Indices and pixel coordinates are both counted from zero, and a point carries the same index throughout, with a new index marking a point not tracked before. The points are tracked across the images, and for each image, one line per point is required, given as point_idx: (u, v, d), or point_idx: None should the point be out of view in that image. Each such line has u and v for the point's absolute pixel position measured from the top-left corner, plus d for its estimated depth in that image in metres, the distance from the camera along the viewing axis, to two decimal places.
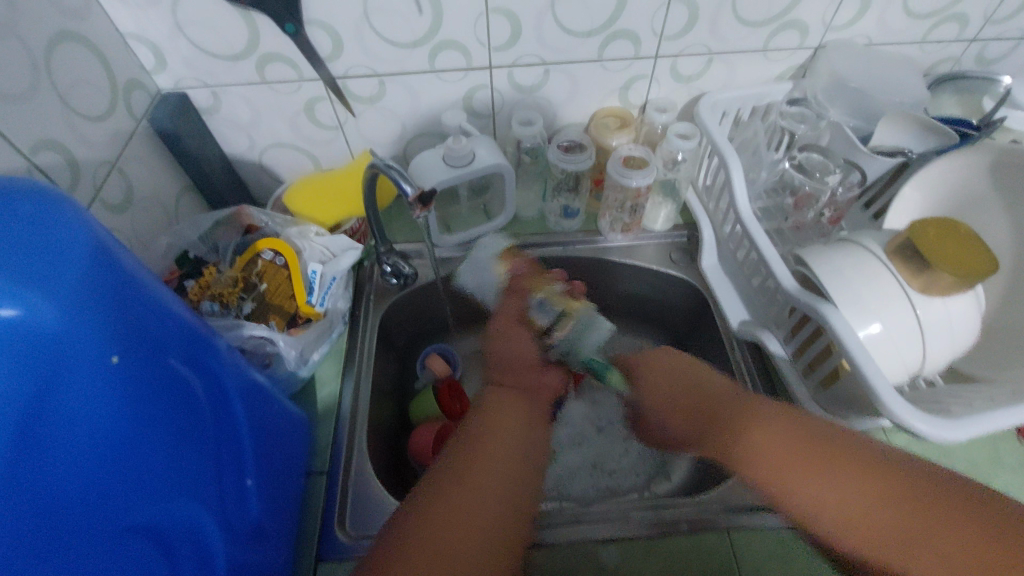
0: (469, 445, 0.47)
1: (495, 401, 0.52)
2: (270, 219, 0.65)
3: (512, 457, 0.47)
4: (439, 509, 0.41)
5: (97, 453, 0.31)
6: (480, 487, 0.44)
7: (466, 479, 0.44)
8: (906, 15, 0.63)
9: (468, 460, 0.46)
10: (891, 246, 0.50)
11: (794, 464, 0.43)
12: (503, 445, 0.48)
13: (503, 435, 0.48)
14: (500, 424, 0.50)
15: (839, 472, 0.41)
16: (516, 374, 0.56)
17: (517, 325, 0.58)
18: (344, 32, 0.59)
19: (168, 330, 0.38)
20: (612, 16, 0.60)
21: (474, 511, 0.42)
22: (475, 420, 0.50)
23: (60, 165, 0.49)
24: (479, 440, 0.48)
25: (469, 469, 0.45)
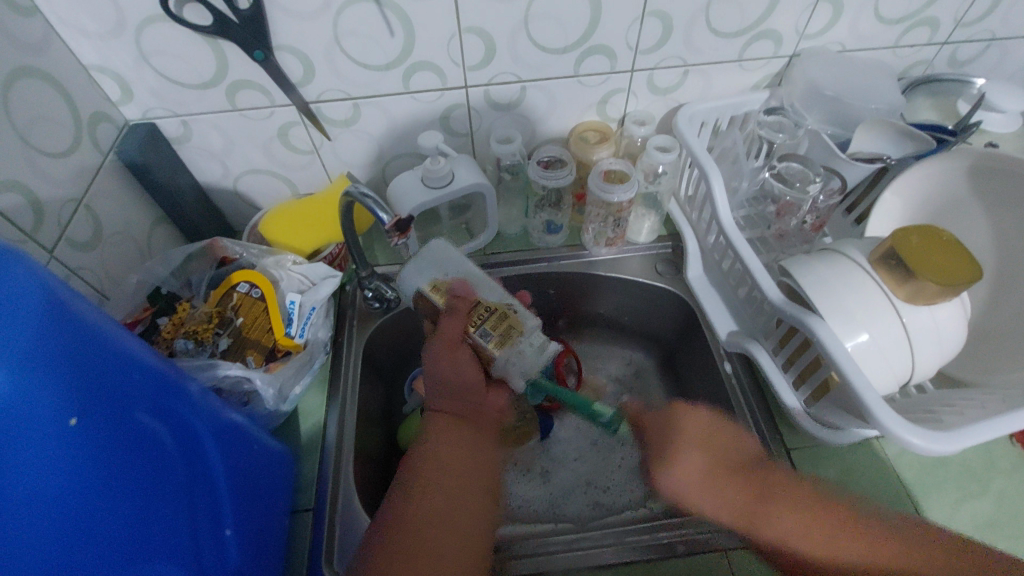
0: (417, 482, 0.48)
1: (440, 434, 0.52)
2: (243, 250, 0.64)
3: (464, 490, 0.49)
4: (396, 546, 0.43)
5: (55, 519, 0.29)
6: (434, 524, 0.45)
7: (417, 518, 0.46)
8: (878, 20, 0.63)
9: (416, 501, 0.47)
10: (873, 255, 0.50)
11: (791, 528, 0.47)
12: (453, 476, 0.49)
13: (451, 473, 0.49)
14: (448, 455, 0.50)
15: (840, 533, 0.45)
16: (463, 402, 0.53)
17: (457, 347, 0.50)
18: (315, 57, 0.58)
19: (129, 381, 0.36)
20: (587, 32, 0.60)
21: (431, 544, 0.44)
22: (418, 456, 0.50)
23: (21, 206, 0.47)
24: (430, 477, 0.49)
25: (426, 510, 0.46)
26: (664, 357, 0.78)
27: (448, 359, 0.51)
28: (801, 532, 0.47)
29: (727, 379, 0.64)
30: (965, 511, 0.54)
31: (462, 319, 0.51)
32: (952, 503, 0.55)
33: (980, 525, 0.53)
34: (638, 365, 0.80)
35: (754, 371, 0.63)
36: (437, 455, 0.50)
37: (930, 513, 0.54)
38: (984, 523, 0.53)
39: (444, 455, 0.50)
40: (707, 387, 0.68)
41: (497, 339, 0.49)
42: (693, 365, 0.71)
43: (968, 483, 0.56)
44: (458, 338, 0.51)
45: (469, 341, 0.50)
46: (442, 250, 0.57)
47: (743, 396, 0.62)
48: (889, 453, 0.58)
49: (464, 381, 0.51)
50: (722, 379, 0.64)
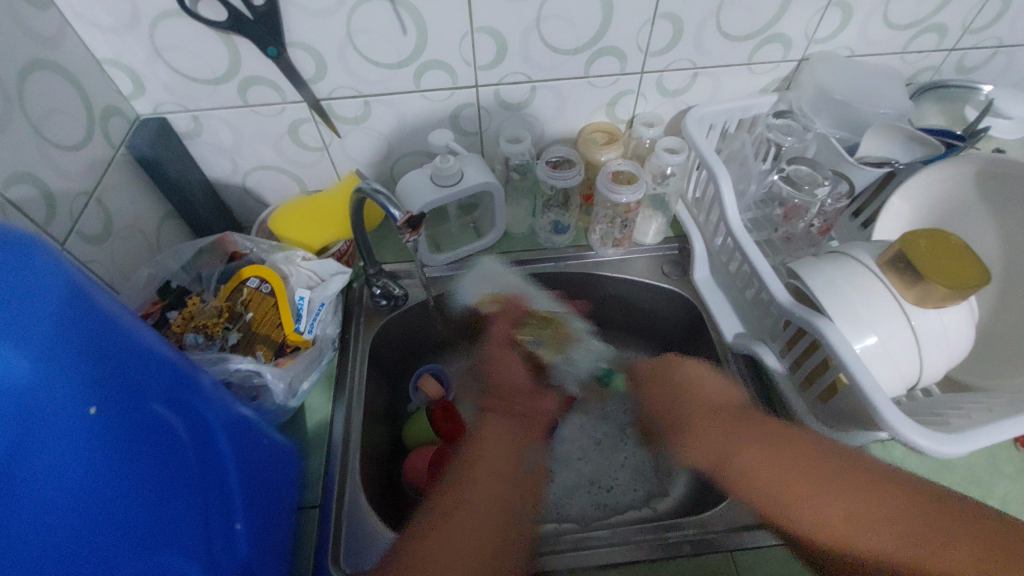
0: (464, 467, 0.52)
1: (489, 428, 0.57)
2: (254, 245, 0.64)
3: (503, 477, 0.51)
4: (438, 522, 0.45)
5: (71, 506, 0.29)
6: (479, 502, 0.48)
7: (464, 496, 0.48)
8: (887, 26, 0.64)
9: (457, 490, 0.49)
10: (882, 258, 0.50)
11: (794, 487, 0.49)
12: (497, 464, 0.52)
13: (497, 462, 0.53)
14: (492, 445, 0.55)
15: (853, 494, 0.47)
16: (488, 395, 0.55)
17: (507, 347, 0.65)
18: (328, 54, 0.58)
19: (146, 372, 0.36)
20: (597, 33, 0.60)
21: (473, 519, 0.46)
22: (468, 448, 0.55)
23: (34, 199, 0.47)
24: (475, 463, 0.52)
25: (470, 489, 0.49)
26: None
27: (499, 358, 0.66)
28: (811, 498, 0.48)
29: (733, 381, 0.64)
30: None
31: (509, 323, 0.67)
32: None
33: None
34: None
35: (760, 373, 0.63)
36: (478, 452, 0.54)
37: None
38: None
39: (492, 448, 0.54)
40: None
41: (549, 347, 0.67)
42: None
43: (973, 487, 0.56)
44: (510, 340, 0.66)
45: (520, 348, 0.66)
46: (482, 271, 0.71)
47: (749, 397, 0.62)
48: (894, 456, 0.58)
49: (512, 376, 0.64)
50: (728, 381, 0.64)
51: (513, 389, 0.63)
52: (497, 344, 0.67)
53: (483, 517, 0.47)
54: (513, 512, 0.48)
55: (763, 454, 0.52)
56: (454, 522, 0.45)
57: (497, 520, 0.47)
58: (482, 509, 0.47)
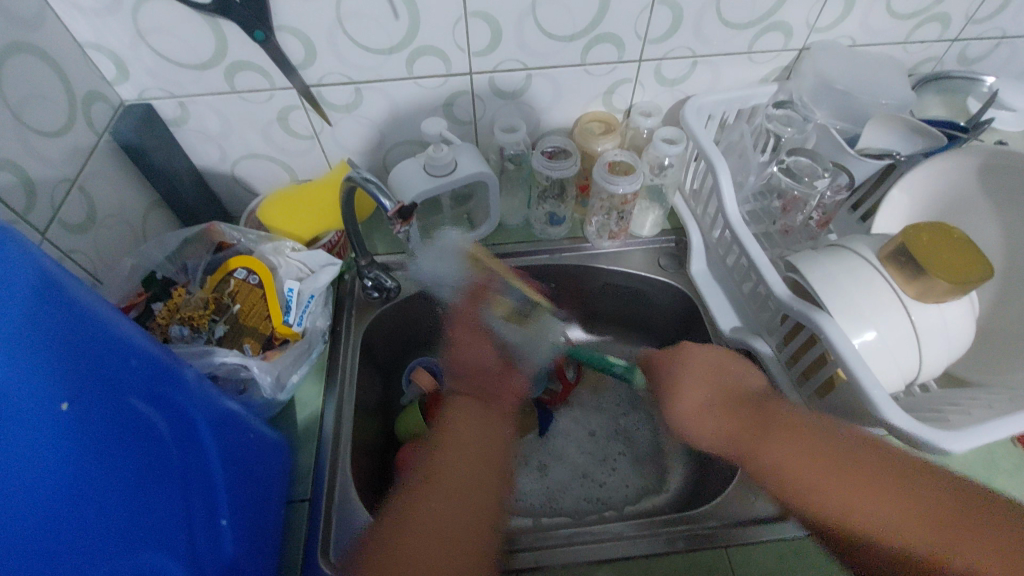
0: (425, 467, 0.48)
1: (456, 409, 0.53)
2: (242, 236, 0.63)
3: (472, 465, 0.48)
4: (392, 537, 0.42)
5: (43, 507, 0.28)
6: (435, 500, 0.44)
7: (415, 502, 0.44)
8: (889, 15, 0.62)
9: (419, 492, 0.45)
10: (882, 252, 0.49)
11: (824, 479, 0.44)
12: (468, 449, 0.49)
13: (463, 449, 0.49)
14: (460, 430, 0.51)
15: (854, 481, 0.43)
16: (481, 378, 0.57)
17: (471, 332, 0.59)
18: (317, 39, 0.57)
19: (126, 367, 0.35)
20: (595, 20, 0.59)
21: (434, 518, 0.43)
22: (434, 441, 0.50)
23: (12, 186, 0.45)
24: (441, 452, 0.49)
25: (425, 489, 0.45)
26: (665, 353, 0.77)
27: (468, 340, 0.59)
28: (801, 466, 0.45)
29: None
30: None
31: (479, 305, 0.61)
32: None
33: None
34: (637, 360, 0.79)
35: None
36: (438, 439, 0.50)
37: None
38: None
39: (456, 432, 0.50)
40: None
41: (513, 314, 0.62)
42: None
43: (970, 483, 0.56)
44: (467, 325, 0.60)
45: (488, 334, 0.59)
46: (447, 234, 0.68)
47: None
48: None
49: (479, 360, 0.58)
50: None
51: (482, 370, 0.57)
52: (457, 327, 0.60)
53: (443, 520, 0.43)
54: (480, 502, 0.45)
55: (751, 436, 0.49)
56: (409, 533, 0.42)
57: (461, 521, 0.43)
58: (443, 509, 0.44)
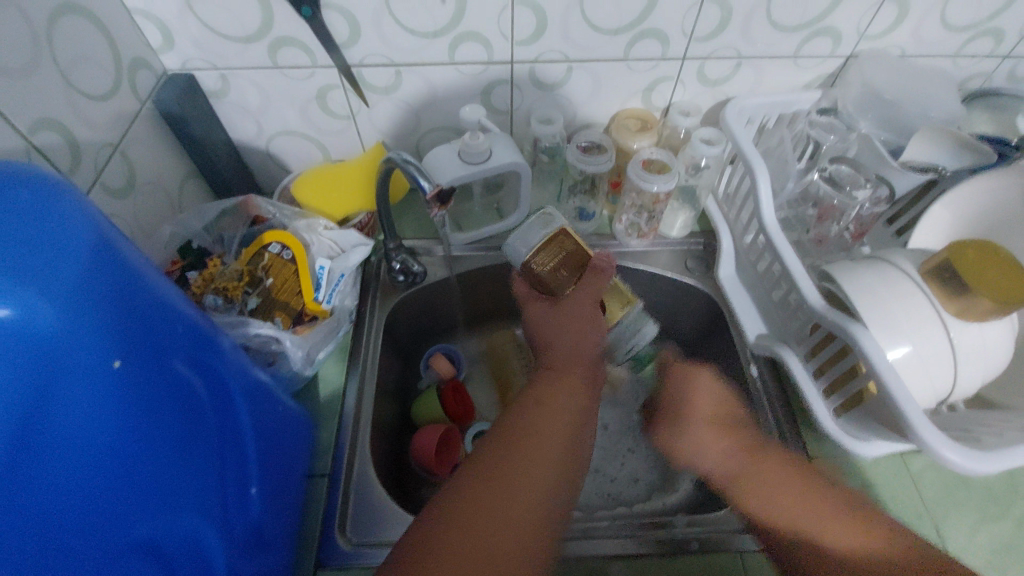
0: (515, 431, 0.43)
1: (546, 385, 0.47)
2: (277, 210, 0.63)
3: (565, 442, 0.43)
4: (452, 533, 0.36)
5: (90, 462, 0.29)
6: (520, 497, 0.38)
7: (499, 497, 0.38)
8: (943, 27, 0.61)
9: (502, 464, 0.40)
10: (925, 266, 0.49)
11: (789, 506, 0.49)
12: (559, 437, 0.43)
13: (556, 427, 0.44)
14: (554, 413, 0.44)
15: (801, 495, 0.50)
16: (581, 366, 0.50)
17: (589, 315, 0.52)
18: (362, 18, 0.57)
19: (172, 331, 0.36)
20: (641, 15, 0.58)
21: (516, 501, 0.38)
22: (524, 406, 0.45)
23: (60, 147, 0.46)
24: (529, 435, 0.42)
25: (510, 476, 0.39)
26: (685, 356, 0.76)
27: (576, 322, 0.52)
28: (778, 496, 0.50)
29: (752, 383, 0.62)
30: (985, 533, 0.54)
31: (553, 253, 0.53)
32: (974, 524, 0.54)
33: (1000, 550, 0.53)
34: None
35: (781, 376, 0.62)
36: (527, 423, 0.43)
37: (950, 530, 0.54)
38: (1004, 546, 0.53)
39: (553, 409, 0.45)
40: None
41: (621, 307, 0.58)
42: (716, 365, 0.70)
43: (991, 506, 0.55)
44: (590, 303, 0.53)
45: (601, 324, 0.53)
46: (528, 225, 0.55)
47: (767, 400, 0.61)
48: (912, 469, 0.57)
49: (587, 346, 0.51)
50: (747, 382, 0.63)
51: (589, 358, 0.51)
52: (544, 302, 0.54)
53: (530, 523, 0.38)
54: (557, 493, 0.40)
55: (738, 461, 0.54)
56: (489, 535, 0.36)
57: (543, 508, 0.39)
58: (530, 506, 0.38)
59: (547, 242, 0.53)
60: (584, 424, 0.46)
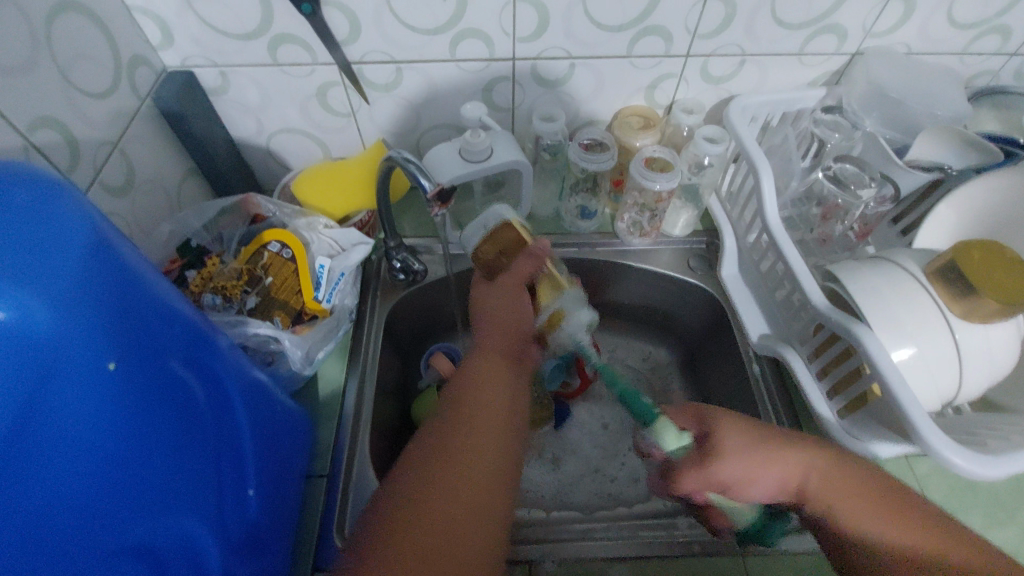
0: (446, 418, 0.43)
1: (482, 366, 0.47)
2: (277, 209, 0.63)
3: (499, 423, 0.43)
4: (392, 526, 0.36)
5: (86, 464, 0.28)
6: (459, 477, 0.39)
7: (436, 478, 0.39)
8: (951, 24, 0.60)
9: (435, 452, 0.40)
10: (930, 267, 0.48)
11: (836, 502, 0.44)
12: (492, 416, 0.43)
13: (488, 409, 0.43)
14: (484, 393, 0.45)
15: (869, 507, 0.43)
16: (515, 343, 0.50)
17: (518, 291, 0.51)
18: (363, 15, 0.56)
19: (169, 331, 0.35)
20: (644, 11, 0.57)
21: (451, 487, 0.38)
22: (457, 389, 0.46)
23: (58, 145, 0.46)
24: (464, 417, 0.43)
25: (446, 460, 0.40)
26: (687, 355, 0.76)
27: (510, 299, 0.51)
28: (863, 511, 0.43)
29: (755, 383, 0.62)
30: (989, 537, 0.53)
31: (511, 237, 0.53)
32: (978, 528, 0.54)
33: (1004, 554, 0.52)
34: (658, 360, 0.78)
35: (783, 377, 0.61)
36: (466, 405, 0.44)
37: None
38: (1008, 550, 0.52)
39: (486, 390, 0.45)
40: (732, 389, 0.66)
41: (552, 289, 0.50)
42: (718, 365, 0.69)
43: (995, 510, 0.55)
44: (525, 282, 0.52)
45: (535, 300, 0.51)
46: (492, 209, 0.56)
47: (770, 401, 0.60)
48: (916, 472, 0.57)
49: (519, 323, 0.50)
50: (750, 383, 0.62)
51: (523, 335, 0.51)
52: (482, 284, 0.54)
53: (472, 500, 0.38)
54: (496, 469, 0.40)
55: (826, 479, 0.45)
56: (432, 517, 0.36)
57: (480, 490, 0.38)
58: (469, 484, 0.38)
59: (495, 234, 0.54)
60: (516, 409, 0.45)
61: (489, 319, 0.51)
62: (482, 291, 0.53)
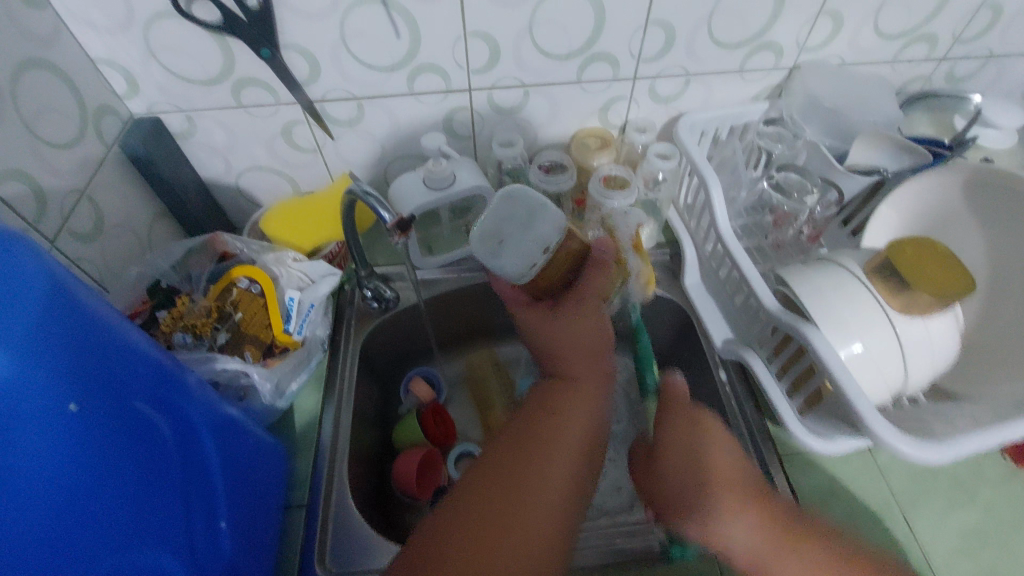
0: (527, 436, 0.42)
1: (563, 390, 0.45)
2: (244, 246, 0.64)
3: (579, 457, 0.41)
4: (454, 552, 0.35)
5: (50, 504, 0.29)
6: (531, 508, 0.38)
7: (509, 508, 0.38)
8: (878, 35, 0.64)
9: (514, 476, 0.39)
10: (870, 265, 0.51)
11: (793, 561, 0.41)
12: (571, 443, 0.42)
13: (569, 436, 0.42)
14: (571, 420, 0.43)
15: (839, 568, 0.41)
16: (591, 364, 0.47)
17: (591, 305, 0.48)
18: (321, 56, 0.59)
19: (131, 370, 0.36)
20: (590, 39, 0.61)
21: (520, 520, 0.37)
22: (542, 405, 0.44)
23: (25, 196, 0.47)
24: (542, 438, 0.41)
25: (515, 487, 0.39)
26: (660, 364, 0.78)
27: (589, 310, 0.48)
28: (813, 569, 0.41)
29: (722, 387, 0.64)
30: (954, 522, 0.55)
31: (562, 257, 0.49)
32: (943, 514, 0.55)
33: (969, 538, 0.54)
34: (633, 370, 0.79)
35: (749, 380, 0.63)
36: (552, 425, 0.42)
37: (919, 520, 0.55)
38: (973, 534, 0.54)
39: (571, 416, 0.43)
40: (702, 393, 0.68)
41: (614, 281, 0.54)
42: (689, 372, 0.71)
43: (959, 495, 0.56)
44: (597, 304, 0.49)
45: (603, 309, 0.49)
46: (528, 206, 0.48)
47: (737, 403, 0.62)
48: (881, 463, 0.58)
49: (592, 343, 0.47)
50: (717, 387, 0.64)
51: (596, 353, 0.47)
52: (536, 309, 0.50)
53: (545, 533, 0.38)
54: (564, 500, 0.39)
55: (767, 534, 0.42)
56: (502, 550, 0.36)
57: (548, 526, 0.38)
58: (543, 517, 0.38)
59: (564, 244, 0.49)
60: (597, 444, 0.43)
61: (558, 341, 0.47)
62: (529, 313, 0.50)
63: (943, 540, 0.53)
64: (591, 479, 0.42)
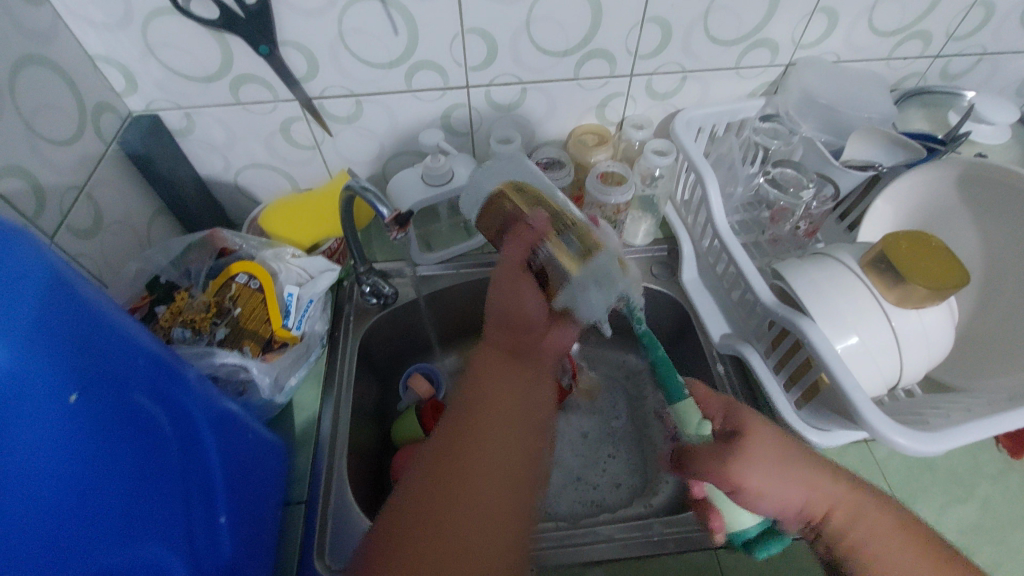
0: (461, 414, 0.39)
1: (487, 360, 0.43)
2: (244, 242, 0.65)
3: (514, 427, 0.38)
4: (392, 548, 0.33)
5: (50, 497, 0.29)
6: (468, 492, 0.35)
7: (445, 497, 0.34)
8: (873, 32, 0.65)
9: (449, 462, 0.36)
10: (864, 259, 0.51)
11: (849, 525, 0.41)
12: (503, 413, 0.39)
13: (499, 404, 0.39)
14: (502, 383, 0.41)
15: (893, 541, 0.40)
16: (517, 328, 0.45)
17: (518, 277, 0.46)
18: (319, 53, 0.59)
19: (131, 364, 0.36)
20: (587, 36, 0.61)
21: (460, 507, 0.34)
22: (472, 383, 0.41)
23: (24, 192, 0.47)
24: (476, 415, 0.38)
25: (452, 471, 0.35)
26: None
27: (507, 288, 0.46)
28: (877, 530, 0.41)
29: (720, 382, 0.64)
30: (951, 515, 0.55)
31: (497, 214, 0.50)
32: (939, 507, 0.56)
33: (965, 530, 0.54)
34: (632, 367, 0.79)
35: (746, 374, 0.64)
36: (486, 397, 0.39)
37: (915, 513, 0.55)
38: (969, 527, 0.54)
39: (501, 385, 0.40)
40: None
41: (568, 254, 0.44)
42: (687, 367, 0.71)
43: (955, 487, 0.57)
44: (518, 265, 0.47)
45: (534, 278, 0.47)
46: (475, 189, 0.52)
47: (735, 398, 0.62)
48: (877, 457, 0.59)
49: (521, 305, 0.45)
50: (715, 383, 0.64)
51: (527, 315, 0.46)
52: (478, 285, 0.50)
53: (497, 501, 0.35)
54: (502, 476, 0.36)
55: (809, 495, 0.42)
56: (443, 529, 0.33)
57: (488, 508, 0.34)
58: (483, 497, 0.35)
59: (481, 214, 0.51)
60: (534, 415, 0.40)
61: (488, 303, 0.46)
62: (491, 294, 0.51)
63: (940, 533, 0.54)
64: (531, 436, 0.39)
